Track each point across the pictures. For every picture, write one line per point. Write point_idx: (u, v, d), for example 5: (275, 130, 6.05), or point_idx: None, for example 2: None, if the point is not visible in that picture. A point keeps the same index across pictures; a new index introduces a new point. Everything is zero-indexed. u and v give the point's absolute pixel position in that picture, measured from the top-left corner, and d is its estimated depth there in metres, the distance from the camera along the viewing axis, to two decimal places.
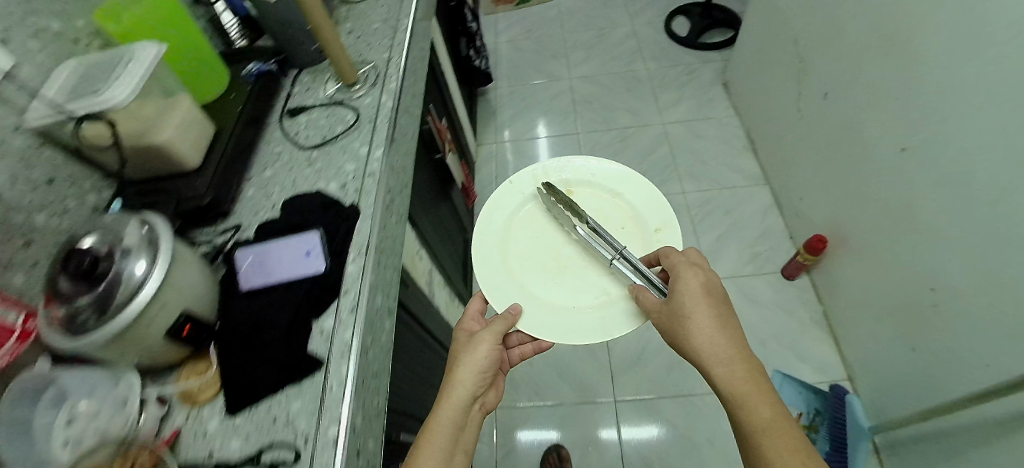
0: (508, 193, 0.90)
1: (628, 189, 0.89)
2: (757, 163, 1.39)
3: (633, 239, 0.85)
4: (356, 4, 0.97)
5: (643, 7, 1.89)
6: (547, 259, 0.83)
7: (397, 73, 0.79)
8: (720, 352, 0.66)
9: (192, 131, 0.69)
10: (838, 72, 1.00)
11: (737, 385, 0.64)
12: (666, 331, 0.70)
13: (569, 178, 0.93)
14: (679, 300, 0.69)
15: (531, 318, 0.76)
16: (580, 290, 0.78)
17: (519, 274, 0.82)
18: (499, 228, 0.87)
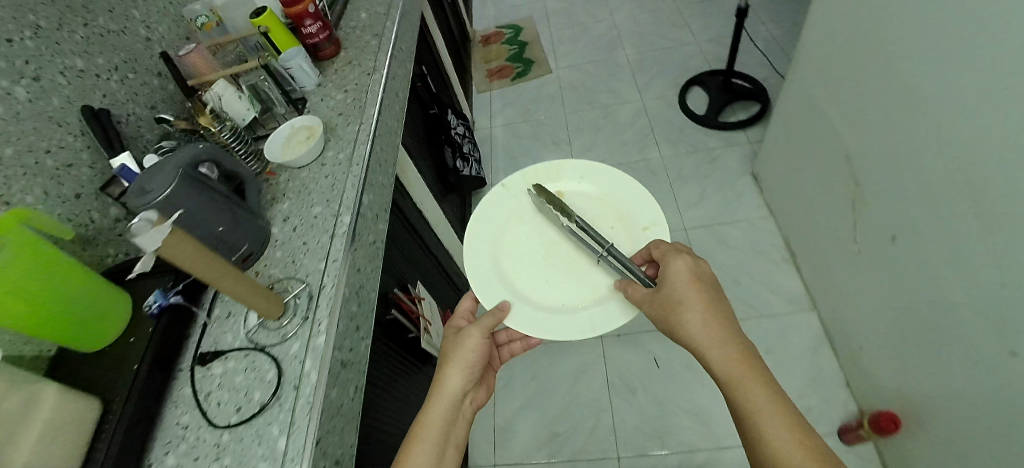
0: (503, 194, 0.91)
1: (619, 189, 0.89)
2: (800, 281, 1.19)
3: (621, 235, 0.85)
4: (297, 171, 0.77)
5: (651, 79, 1.72)
6: (538, 256, 0.83)
7: (329, 301, 0.59)
8: (712, 332, 0.69)
9: (65, 424, 0.51)
10: (908, 215, 0.80)
11: (731, 366, 0.66)
12: (660, 320, 0.72)
13: (560, 177, 0.93)
14: (670, 288, 0.71)
15: (523, 311, 0.77)
16: (569, 288, 0.79)
17: (511, 270, 0.82)
18: (493, 224, 0.88)
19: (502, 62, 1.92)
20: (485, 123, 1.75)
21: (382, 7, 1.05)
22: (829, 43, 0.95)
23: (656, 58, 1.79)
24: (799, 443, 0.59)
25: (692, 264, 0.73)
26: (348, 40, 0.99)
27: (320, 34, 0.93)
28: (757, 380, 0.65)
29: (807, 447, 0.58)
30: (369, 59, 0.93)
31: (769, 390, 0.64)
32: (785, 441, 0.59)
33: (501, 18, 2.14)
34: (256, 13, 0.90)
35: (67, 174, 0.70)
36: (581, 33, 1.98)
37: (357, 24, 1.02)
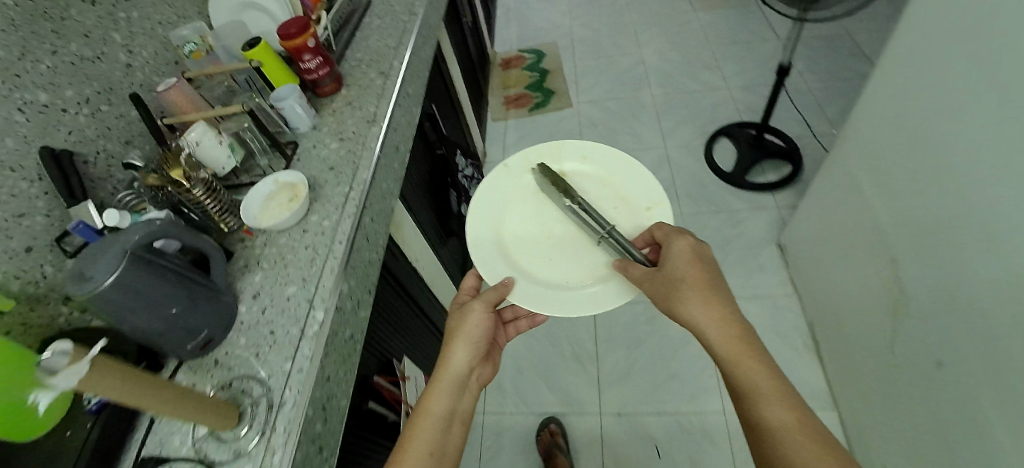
0: (504, 175, 0.88)
1: (621, 171, 0.86)
2: (824, 375, 1.08)
3: (622, 216, 0.82)
4: (276, 238, 0.68)
5: (678, 122, 1.55)
6: (538, 236, 0.82)
7: (289, 419, 0.51)
8: (714, 313, 0.65)
9: None
10: (963, 346, 0.69)
11: (732, 349, 0.63)
12: (659, 299, 0.68)
13: (563, 158, 0.90)
14: (671, 268, 0.68)
15: (524, 287, 0.75)
16: (570, 268, 0.77)
17: (512, 250, 0.81)
18: (494, 203, 0.87)
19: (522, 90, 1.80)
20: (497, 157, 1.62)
21: (391, 42, 0.95)
22: (881, 128, 0.85)
23: (684, 97, 1.62)
24: (801, 426, 0.57)
25: (691, 243, 0.69)
26: (351, 78, 0.90)
27: (321, 71, 0.85)
28: (761, 366, 0.62)
29: (811, 432, 0.56)
30: (369, 103, 0.84)
31: (773, 377, 0.61)
32: (787, 424, 0.58)
33: (525, 42, 2.02)
34: (251, 44, 0.79)
35: (19, 224, 0.61)
36: (607, 63, 1.83)
37: (363, 57, 0.94)
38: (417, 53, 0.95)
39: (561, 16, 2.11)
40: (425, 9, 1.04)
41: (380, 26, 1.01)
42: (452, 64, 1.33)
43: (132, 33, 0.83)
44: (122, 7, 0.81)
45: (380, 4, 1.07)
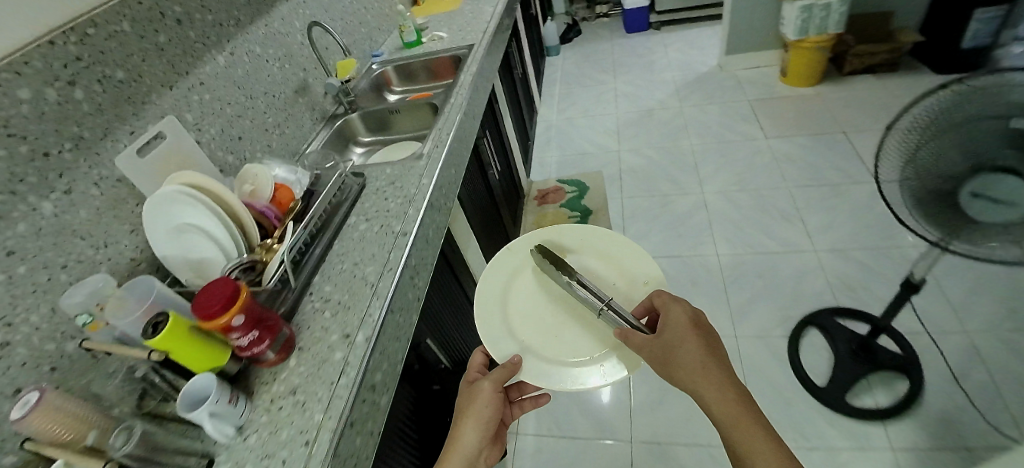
0: (505, 256, 0.79)
1: (621, 250, 0.78)
2: None
3: (621, 291, 0.74)
4: None
5: (750, 301, 1.23)
6: (538, 312, 0.73)
7: None
8: (714, 382, 0.57)
9: None
10: None
11: (739, 420, 0.54)
12: (658, 369, 0.60)
13: (562, 235, 0.82)
14: (669, 334, 0.60)
15: (533, 367, 0.66)
16: (573, 345, 0.68)
17: (517, 327, 0.71)
18: (493, 279, 0.78)
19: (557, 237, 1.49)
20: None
21: (369, 277, 0.70)
22: None
23: (762, 264, 1.30)
24: None
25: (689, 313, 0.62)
26: (309, 338, 0.65)
27: (258, 348, 0.60)
28: (768, 439, 0.53)
29: None
30: (319, 406, 0.56)
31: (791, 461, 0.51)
32: None
33: (562, 166, 1.76)
34: (160, 323, 0.56)
35: None
36: (660, 205, 1.54)
37: (332, 296, 0.70)
38: (403, 297, 0.68)
39: (604, 134, 1.85)
40: (424, 215, 0.78)
41: (364, 238, 0.78)
42: (470, 247, 1.05)
43: (14, 299, 0.55)
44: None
45: (372, 195, 0.87)
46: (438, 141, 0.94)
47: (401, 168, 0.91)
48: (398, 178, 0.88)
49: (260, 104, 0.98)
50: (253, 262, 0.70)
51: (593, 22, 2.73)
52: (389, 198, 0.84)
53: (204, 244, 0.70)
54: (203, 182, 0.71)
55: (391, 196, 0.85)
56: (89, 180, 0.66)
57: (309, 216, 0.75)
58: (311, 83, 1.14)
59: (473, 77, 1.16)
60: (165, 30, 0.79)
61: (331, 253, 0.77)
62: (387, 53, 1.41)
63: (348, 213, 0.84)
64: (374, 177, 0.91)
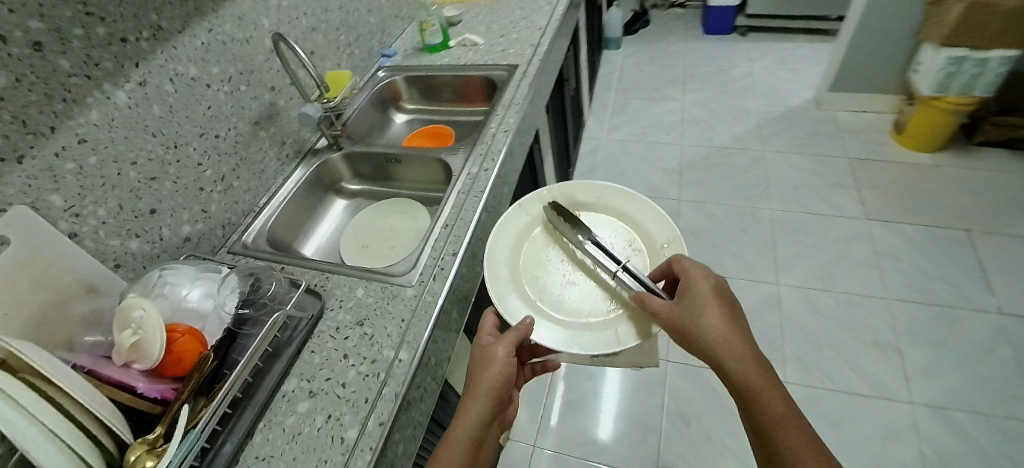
0: (516, 214, 0.67)
1: (641, 210, 0.66)
2: None
3: (639, 255, 0.63)
4: None
5: None
6: (550, 272, 0.63)
7: None
8: (734, 351, 0.50)
9: None
10: None
11: (758, 387, 0.49)
12: (678, 339, 0.52)
13: (576, 192, 0.69)
14: (691, 303, 0.53)
15: (548, 331, 0.57)
16: (587, 306, 0.59)
17: (531, 287, 0.61)
18: (504, 232, 0.65)
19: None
20: (529, 432, 1.12)
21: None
22: None
23: (840, 411, 1.04)
24: None
25: (711, 282, 0.54)
26: None
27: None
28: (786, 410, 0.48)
29: None
30: None
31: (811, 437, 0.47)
32: None
33: None
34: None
35: None
36: None
37: None
38: None
39: (663, 174, 1.61)
40: (396, 417, 0.50)
41: (302, 439, 0.51)
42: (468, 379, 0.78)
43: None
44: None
45: (329, 340, 0.59)
46: (436, 255, 0.64)
47: (378, 296, 0.62)
48: (370, 318, 0.60)
49: (195, 152, 0.66)
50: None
51: (665, 11, 2.37)
52: (350, 360, 0.56)
53: (28, 429, 0.38)
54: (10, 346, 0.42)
55: (353, 355, 0.57)
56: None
57: (213, 406, 0.48)
58: (283, 106, 0.80)
59: (508, 129, 0.81)
60: (6, 63, 0.44)
61: (250, 450, 0.51)
62: (404, 54, 1.06)
63: (286, 373, 0.56)
64: (336, 302, 0.62)
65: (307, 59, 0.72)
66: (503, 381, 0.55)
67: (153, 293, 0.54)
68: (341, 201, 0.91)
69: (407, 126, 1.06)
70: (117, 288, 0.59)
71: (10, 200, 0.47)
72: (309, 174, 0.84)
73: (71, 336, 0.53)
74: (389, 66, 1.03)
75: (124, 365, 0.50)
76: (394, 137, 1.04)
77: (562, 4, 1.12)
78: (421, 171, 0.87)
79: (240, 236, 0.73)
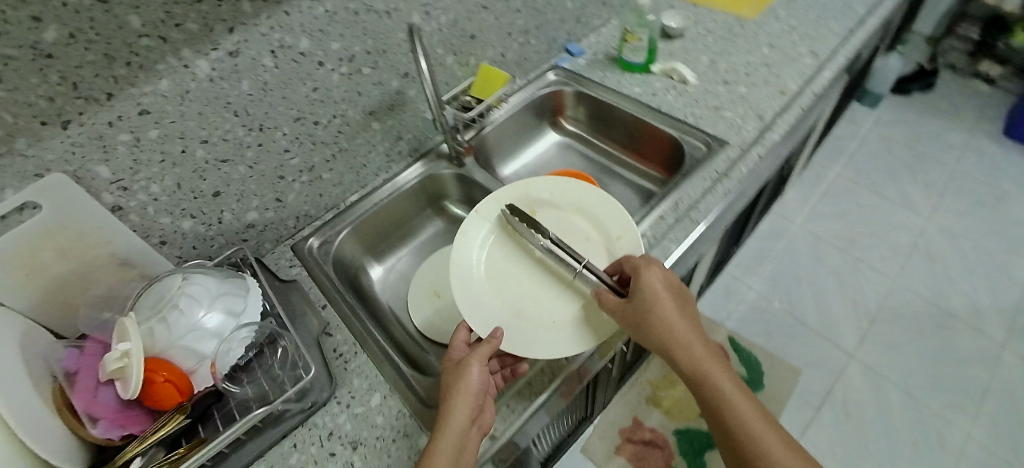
0: (473, 224, 0.61)
1: (593, 203, 0.61)
2: None
3: (592, 252, 0.59)
4: None
5: None
6: (514, 278, 0.58)
7: None
8: (685, 343, 0.49)
9: None
10: None
11: (705, 367, 0.48)
12: (635, 333, 0.49)
13: (528, 191, 0.64)
14: (645, 297, 0.49)
15: (517, 336, 0.53)
16: (550, 304, 0.56)
17: (500, 294, 0.57)
18: (464, 247, 0.60)
19: (667, 430, 1.04)
20: None
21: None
22: None
23: None
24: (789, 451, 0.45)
25: (660, 275, 0.50)
26: None
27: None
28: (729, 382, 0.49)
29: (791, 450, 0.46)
30: None
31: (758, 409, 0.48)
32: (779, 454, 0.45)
33: (749, 313, 1.18)
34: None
35: None
36: None
37: None
38: None
39: (850, 308, 1.19)
40: None
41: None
42: None
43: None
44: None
45: (314, 444, 0.50)
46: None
47: (390, 419, 0.51)
48: (364, 442, 0.50)
49: (283, 138, 0.57)
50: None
51: (964, 80, 1.68)
52: None
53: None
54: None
55: None
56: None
57: None
58: (411, 97, 0.69)
59: (667, 253, 0.56)
60: (58, 13, 0.34)
61: None
62: (590, 59, 0.81)
63: (260, 459, 0.48)
64: (346, 393, 0.53)
65: (427, 68, 0.56)
66: (485, 388, 0.46)
67: (166, 305, 0.49)
68: (438, 223, 0.79)
69: (556, 150, 0.83)
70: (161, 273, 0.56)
71: (48, 166, 0.41)
72: (410, 186, 0.73)
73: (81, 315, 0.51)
74: (566, 69, 0.80)
75: (105, 385, 0.46)
76: (536, 158, 0.83)
77: (831, 72, 0.76)
78: None
79: (309, 237, 0.67)
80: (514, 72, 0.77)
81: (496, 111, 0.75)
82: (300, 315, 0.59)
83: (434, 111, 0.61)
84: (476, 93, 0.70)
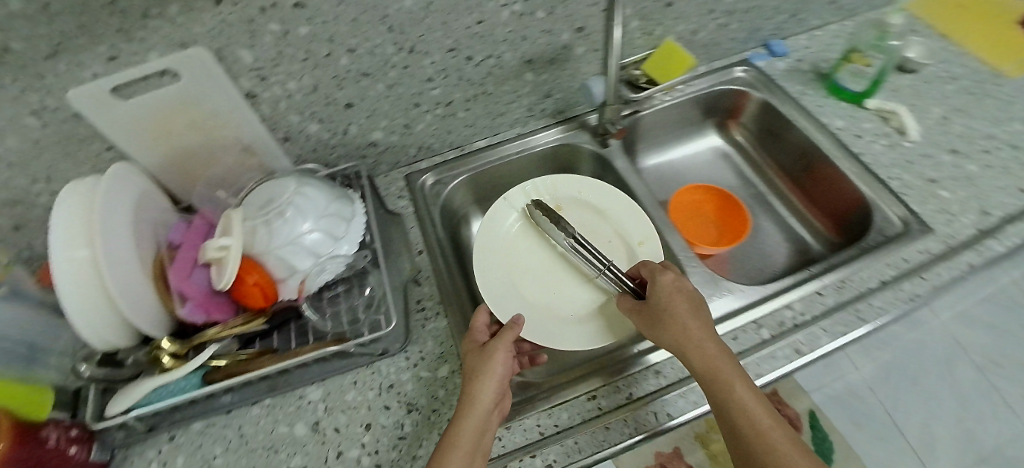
0: (500, 209, 0.62)
1: (618, 208, 0.62)
2: None
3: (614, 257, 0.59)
4: None
5: None
6: (534, 271, 0.59)
7: None
8: (701, 346, 0.42)
9: None
10: None
11: (726, 379, 0.40)
12: (647, 331, 0.46)
13: (557, 185, 0.64)
14: (657, 294, 0.47)
15: (537, 326, 0.53)
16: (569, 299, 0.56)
17: (522, 281, 0.58)
18: (488, 234, 0.60)
19: None
20: None
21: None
22: None
23: None
24: None
25: (676, 279, 0.47)
26: None
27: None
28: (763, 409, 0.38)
29: None
30: None
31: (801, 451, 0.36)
32: None
33: None
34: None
35: None
36: None
37: None
38: None
39: None
40: None
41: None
42: None
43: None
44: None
45: (371, 390, 0.50)
46: (539, 420, 0.46)
47: (451, 396, 0.49)
48: (419, 409, 0.49)
49: (431, 65, 0.53)
50: (112, 381, 0.48)
51: None
52: (365, 436, 0.47)
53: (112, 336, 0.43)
54: (107, 176, 0.44)
55: (373, 433, 0.48)
56: (21, 108, 0.40)
57: (232, 382, 0.46)
58: (577, 55, 0.60)
59: (815, 343, 0.46)
60: None
61: (241, 418, 0.50)
62: (788, 65, 0.68)
63: (318, 379, 0.51)
64: (416, 351, 0.53)
65: (619, 39, 0.51)
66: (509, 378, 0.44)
67: (274, 211, 0.49)
68: None
69: (709, 155, 0.75)
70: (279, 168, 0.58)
71: (195, 38, 0.40)
72: (541, 150, 0.69)
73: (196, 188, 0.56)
74: (758, 69, 0.68)
75: (199, 267, 0.47)
76: (684, 159, 0.75)
77: None
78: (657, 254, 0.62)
79: (426, 173, 0.67)
80: (698, 56, 0.67)
81: (664, 96, 0.67)
82: (395, 255, 0.59)
83: (610, 75, 0.55)
84: (650, 68, 0.62)
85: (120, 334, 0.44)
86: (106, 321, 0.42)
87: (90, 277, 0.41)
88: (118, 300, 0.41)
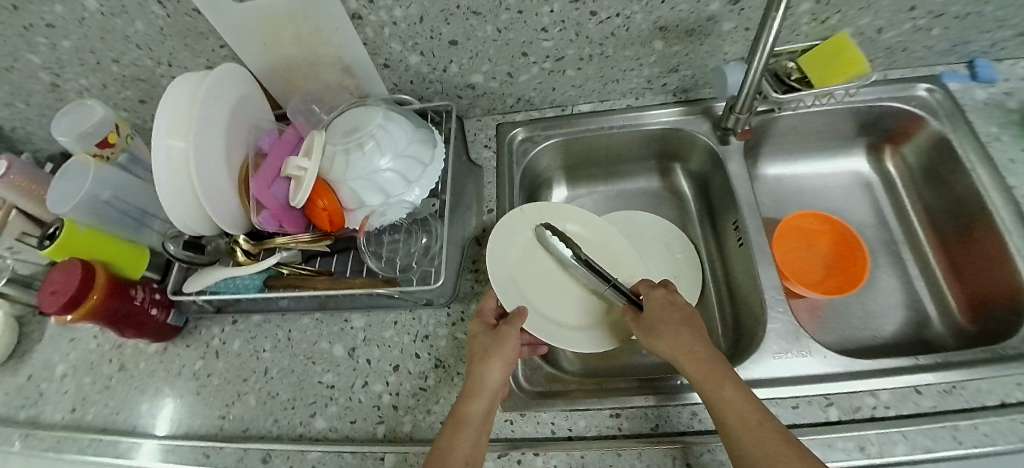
0: (514, 220, 0.55)
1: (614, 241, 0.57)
2: None
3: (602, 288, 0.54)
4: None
5: None
6: (534, 279, 0.53)
7: None
8: (693, 352, 0.39)
9: None
10: None
11: (716, 376, 0.37)
12: (642, 335, 0.44)
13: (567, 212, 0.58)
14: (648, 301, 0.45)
15: (540, 323, 0.49)
16: (567, 309, 0.52)
17: (534, 301, 0.52)
18: (500, 242, 0.53)
19: None
20: None
21: (220, 434, 0.49)
22: None
23: None
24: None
25: (670, 292, 0.46)
26: (174, 352, 0.55)
27: (122, 335, 0.52)
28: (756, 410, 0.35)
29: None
30: (99, 407, 0.53)
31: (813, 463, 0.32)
32: None
33: None
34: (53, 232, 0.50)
35: None
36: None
37: (221, 362, 0.54)
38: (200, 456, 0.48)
39: None
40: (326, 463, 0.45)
41: (304, 377, 0.51)
42: None
43: (60, 60, 0.55)
44: (41, 31, 0.51)
45: (407, 335, 0.52)
46: (554, 418, 0.45)
47: None
48: (446, 368, 0.49)
49: (548, 16, 0.49)
50: (190, 262, 0.52)
51: None
52: (390, 377, 0.49)
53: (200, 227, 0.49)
54: (216, 72, 0.47)
55: (399, 376, 0.49)
56: None
57: (286, 294, 0.49)
58: (722, 31, 0.52)
59: (887, 449, 0.39)
60: None
61: (292, 323, 0.54)
62: (988, 95, 0.54)
63: (364, 309, 0.54)
64: (458, 310, 0.53)
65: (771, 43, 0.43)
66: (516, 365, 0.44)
67: (355, 141, 0.49)
68: (655, 183, 0.69)
69: (846, 179, 0.63)
70: (375, 93, 0.59)
71: None
72: (652, 130, 0.61)
73: (294, 98, 0.57)
74: (948, 91, 0.54)
75: (279, 180, 0.49)
76: (816, 177, 0.64)
77: None
78: (740, 282, 0.55)
79: (518, 126, 0.63)
80: (873, 60, 0.54)
81: (816, 102, 0.56)
82: (463, 209, 0.58)
83: (755, 68, 0.46)
84: (805, 63, 0.51)
85: (205, 223, 0.49)
86: (193, 214, 0.47)
87: (184, 173, 0.45)
88: (203, 196, 0.45)
